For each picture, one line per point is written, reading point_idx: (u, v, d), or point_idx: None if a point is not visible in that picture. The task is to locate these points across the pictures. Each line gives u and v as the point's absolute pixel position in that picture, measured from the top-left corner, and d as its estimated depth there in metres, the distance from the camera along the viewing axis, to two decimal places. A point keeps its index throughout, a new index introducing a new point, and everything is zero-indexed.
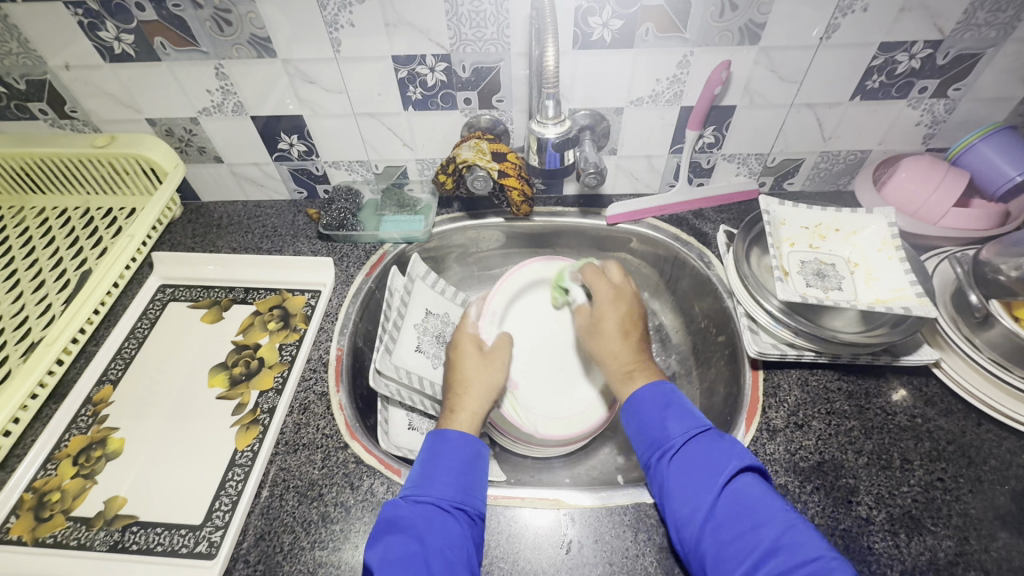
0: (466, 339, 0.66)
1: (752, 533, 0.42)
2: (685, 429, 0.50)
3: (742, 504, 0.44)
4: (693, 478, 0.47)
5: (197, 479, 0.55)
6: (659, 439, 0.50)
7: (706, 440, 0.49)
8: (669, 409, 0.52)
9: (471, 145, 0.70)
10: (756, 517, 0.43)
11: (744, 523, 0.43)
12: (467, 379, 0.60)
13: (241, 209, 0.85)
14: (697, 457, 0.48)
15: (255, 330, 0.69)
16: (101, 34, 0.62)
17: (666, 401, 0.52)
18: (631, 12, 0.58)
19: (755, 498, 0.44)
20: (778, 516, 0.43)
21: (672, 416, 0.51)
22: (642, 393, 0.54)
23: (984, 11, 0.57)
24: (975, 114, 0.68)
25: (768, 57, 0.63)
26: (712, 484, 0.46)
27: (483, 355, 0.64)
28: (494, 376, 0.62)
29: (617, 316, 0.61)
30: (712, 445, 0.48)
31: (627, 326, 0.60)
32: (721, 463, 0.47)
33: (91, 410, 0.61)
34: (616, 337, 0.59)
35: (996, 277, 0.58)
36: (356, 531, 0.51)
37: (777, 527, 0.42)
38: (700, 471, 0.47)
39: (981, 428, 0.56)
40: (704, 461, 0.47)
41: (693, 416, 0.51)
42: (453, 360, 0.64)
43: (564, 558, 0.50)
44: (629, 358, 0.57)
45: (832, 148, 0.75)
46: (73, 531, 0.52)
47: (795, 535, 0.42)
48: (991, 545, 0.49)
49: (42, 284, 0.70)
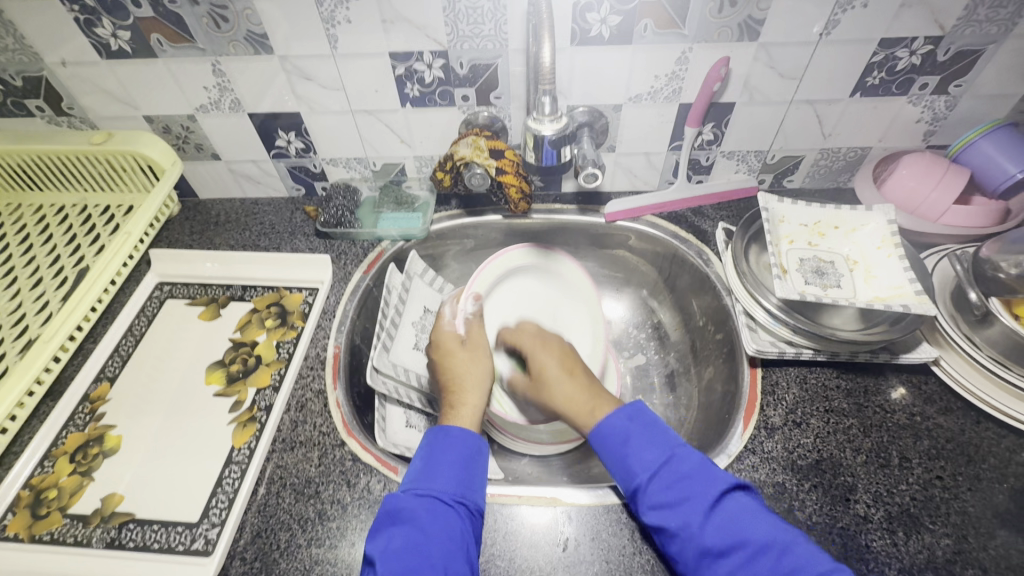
0: (444, 338, 0.65)
1: (749, 565, 0.42)
2: (649, 462, 0.49)
3: (729, 532, 0.44)
4: (673, 514, 0.46)
5: (194, 475, 0.55)
6: (629, 476, 0.50)
7: (673, 470, 0.48)
8: (630, 441, 0.51)
9: (469, 142, 0.69)
10: (748, 546, 0.43)
11: (738, 555, 0.43)
12: (459, 376, 0.61)
13: (239, 206, 0.85)
14: (670, 492, 0.47)
15: (253, 327, 0.69)
16: (96, 30, 0.62)
17: (623, 436, 0.52)
18: (629, 9, 0.58)
19: (742, 522, 0.44)
20: (768, 537, 0.43)
21: (634, 450, 0.50)
22: (605, 426, 0.53)
23: (985, 7, 0.57)
24: (977, 111, 0.68)
25: (768, 54, 0.63)
26: (695, 517, 0.45)
27: (466, 347, 0.65)
28: (481, 367, 0.62)
29: (557, 359, 0.62)
30: (685, 475, 0.47)
31: (571, 365, 0.62)
32: (695, 494, 0.46)
33: (89, 406, 0.61)
34: (562, 378, 0.60)
35: (996, 275, 0.57)
36: (353, 529, 0.51)
37: (771, 551, 0.42)
38: (679, 505, 0.46)
39: (980, 426, 0.56)
40: (680, 496, 0.46)
41: (654, 442, 0.51)
42: (440, 359, 0.63)
43: (561, 556, 0.50)
44: (584, 398, 0.57)
45: (833, 145, 0.74)
46: (70, 527, 0.52)
47: (790, 555, 0.41)
48: (990, 543, 0.48)
49: (40, 281, 0.70)
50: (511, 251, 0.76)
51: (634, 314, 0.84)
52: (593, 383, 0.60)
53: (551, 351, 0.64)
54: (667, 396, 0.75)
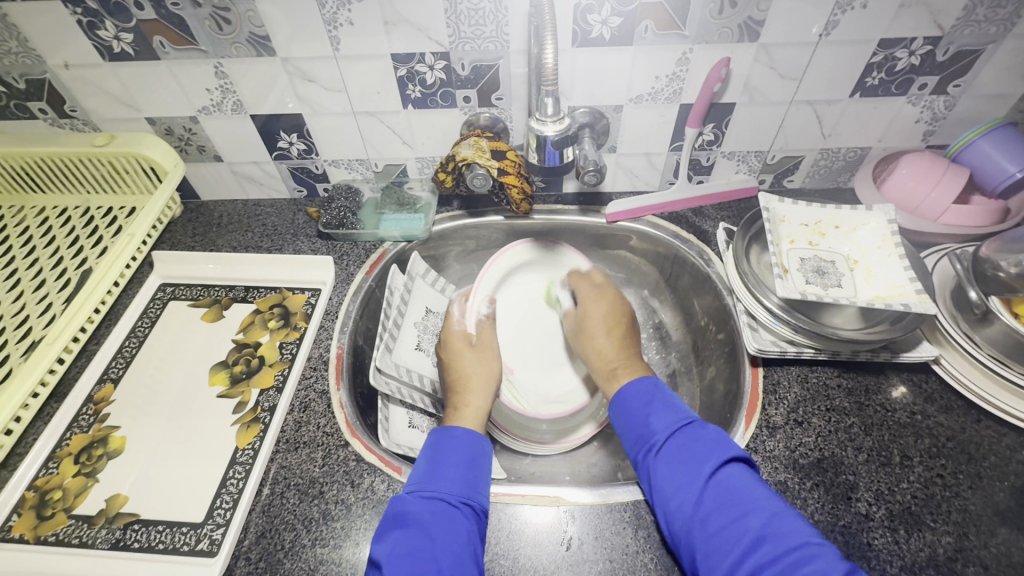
0: (456, 334, 0.68)
1: (738, 523, 0.42)
2: (668, 423, 0.51)
3: (725, 495, 0.44)
4: (677, 473, 0.47)
5: (199, 476, 0.55)
6: (645, 435, 0.51)
7: (689, 432, 0.49)
8: (653, 403, 0.53)
9: (471, 143, 0.69)
10: (742, 507, 0.43)
11: (728, 512, 0.43)
12: (467, 375, 0.62)
13: (241, 208, 0.85)
14: (681, 451, 0.48)
15: (256, 328, 0.69)
16: (99, 32, 0.62)
17: (648, 397, 0.54)
18: (630, 10, 0.58)
19: (742, 487, 0.44)
20: (764, 504, 0.43)
21: (655, 411, 0.52)
22: (626, 392, 0.56)
23: (983, 7, 0.57)
24: (976, 111, 0.68)
25: (768, 54, 0.63)
26: (697, 477, 0.46)
27: (475, 347, 0.66)
28: (490, 364, 0.64)
29: (603, 317, 0.67)
30: (696, 438, 0.48)
31: (613, 322, 0.66)
32: (703, 455, 0.47)
33: (92, 408, 0.62)
34: (601, 336, 0.65)
35: (997, 274, 0.57)
36: (357, 529, 0.51)
37: (764, 515, 0.42)
38: (685, 464, 0.47)
39: (980, 425, 0.56)
40: (688, 454, 0.48)
41: (675, 408, 0.52)
42: (449, 359, 0.64)
43: (564, 555, 0.50)
44: (614, 355, 0.62)
45: (833, 145, 0.74)
46: (75, 529, 0.52)
47: (780, 522, 0.41)
48: (991, 541, 0.49)
49: (43, 283, 0.70)
50: (513, 249, 0.77)
51: (636, 315, 0.84)
52: (630, 345, 0.63)
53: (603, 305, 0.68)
54: None
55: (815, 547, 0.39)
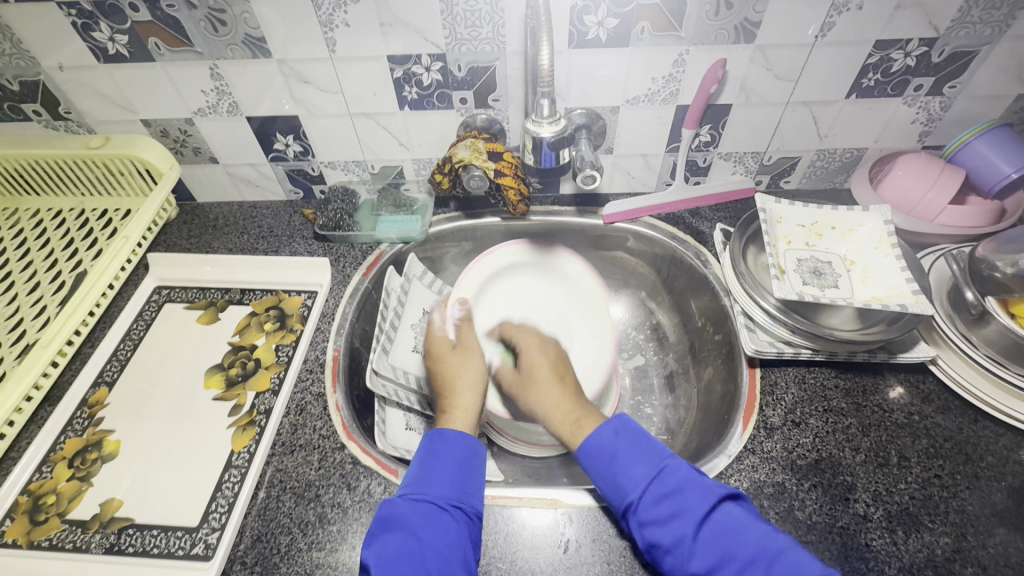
0: (438, 339, 0.66)
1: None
2: (637, 478, 0.49)
3: (719, 547, 0.43)
4: (663, 530, 0.45)
5: (194, 480, 0.55)
6: (619, 494, 0.49)
7: (661, 484, 0.48)
8: (617, 458, 0.50)
9: (468, 144, 0.69)
10: (739, 561, 0.42)
11: (730, 570, 0.42)
12: (455, 377, 0.61)
13: (237, 209, 0.85)
14: (659, 508, 0.47)
15: (252, 331, 0.69)
16: (94, 34, 0.62)
17: (610, 454, 0.51)
18: (626, 11, 0.58)
19: (734, 535, 0.43)
20: (760, 549, 0.42)
21: (621, 468, 0.50)
22: (592, 441, 0.52)
23: (979, 8, 0.57)
24: (972, 111, 0.68)
25: (764, 55, 0.63)
26: (685, 534, 0.45)
27: (458, 348, 0.65)
28: (477, 366, 0.63)
29: (546, 364, 0.62)
30: (674, 490, 0.47)
31: (560, 373, 0.61)
32: (684, 510, 0.46)
33: (87, 412, 0.61)
34: (550, 383, 0.60)
35: (993, 274, 0.57)
36: (353, 532, 0.51)
37: (762, 564, 0.41)
38: (669, 524, 0.45)
39: (977, 425, 0.56)
40: (669, 510, 0.46)
41: (643, 457, 0.50)
42: (433, 361, 0.64)
43: (562, 558, 0.50)
44: (571, 406, 0.57)
45: (829, 146, 0.74)
46: (69, 533, 0.52)
47: (781, 566, 0.41)
48: (988, 541, 0.49)
49: (38, 286, 0.69)
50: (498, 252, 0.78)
51: (633, 316, 0.84)
52: (580, 393, 0.59)
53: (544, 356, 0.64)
54: (666, 396, 0.76)
55: None
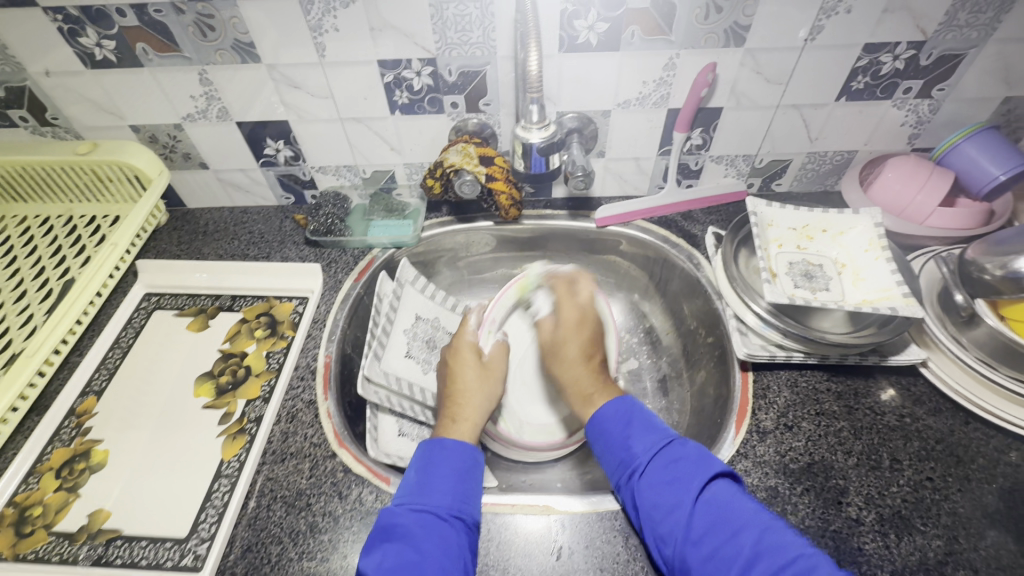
0: (466, 347, 0.65)
1: (731, 542, 0.42)
2: (650, 444, 0.50)
3: (715, 512, 0.44)
4: (666, 494, 0.46)
5: (184, 490, 0.55)
6: (627, 459, 0.50)
7: (670, 452, 0.49)
8: (632, 424, 0.52)
9: (458, 149, 0.69)
10: (732, 525, 0.43)
11: (721, 533, 0.43)
12: (465, 390, 0.60)
13: (227, 215, 0.84)
14: (666, 471, 0.48)
15: (242, 338, 0.68)
16: (81, 40, 0.61)
17: (626, 419, 0.53)
18: (616, 15, 0.58)
19: (729, 504, 0.44)
20: (754, 516, 0.43)
21: (635, 433, 0.51)
22: (602, 415, 0.54)
23: (965, 12, 0.58)
24: (960, 113, 0.69)
25: (754, 59, 0.63)
26: (686, 497, 0.45)
27: (481, 365, 0.63)
28: (490, 388, 0.61)
29: (579, 340, 0.62)
30: (680, 458, 0.48)
31: (590, 350, 0.61)
32: (688, 475, 0.47)
33: (74, 421, 0.60)
34: (578, 361, 0.60)
35: (982, 276, 0.57)
36: (345, 541, 0.51)
37: (754, 529, 0.42)
38: (673, 486, 0.46)
39: (969, 427, 0.57)
40: (673, 475, 0.47)
41: (655, 428, 0.51)
42: (451, 365, 0.63)
43: (554, 565, 0.49)
44: (590, 382, 0.58)
45: (819, 149, 0.75)
46: (56, 546, 0.51)
47: (772, 534, 0.42)
48: (980, 544, 0.49)
49: (25, 294, 0.69)
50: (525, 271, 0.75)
51: (626, 319, 0.84)
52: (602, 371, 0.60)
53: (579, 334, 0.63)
54: (660, 400, 0.75)
55: (812, 558, 0.40)
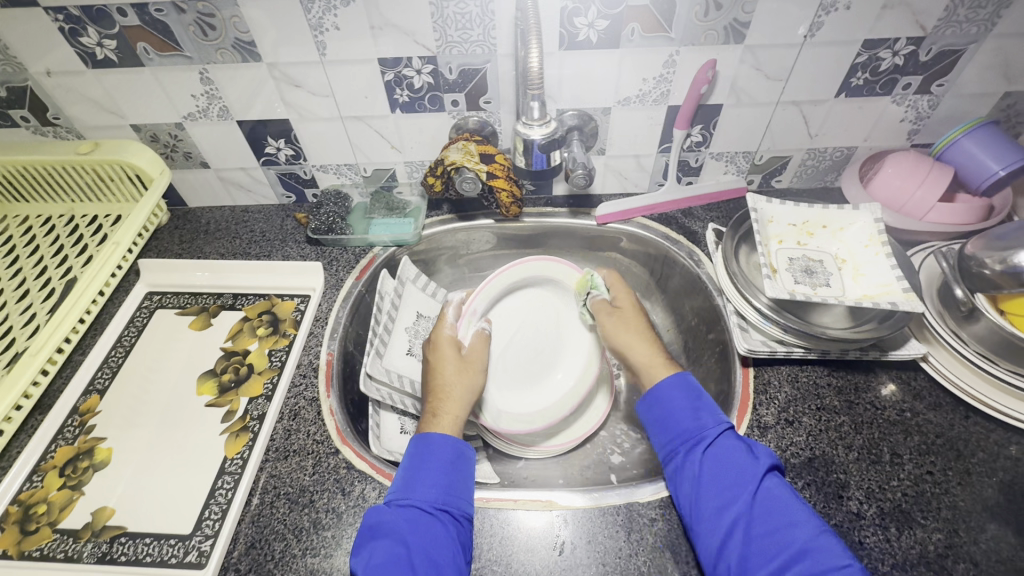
0: (446, 340, 0.64)
1: (786, 530, 0.44)
2: (716, 425, 0.52)
3: (772, 500, 0.46)
4: (727, 472, 0.48)
5: (188, 487, 0.55)
6: (689, 432, 0.52)
7: (733, 437, 0.51)
8: (700, 404, 0.54)
9: (459, 146, 0.69)
10: (788, 517, 0.45)
11: (776, 521, 0.45)
12: (447, 386, 0.60)
13: (228, 214, 0.84)
14: (728, 452, 0.50)
15: (244, 336, 0.68)
16: (82, 39, 0.61)
17: (694, 398, 0.55)
18: (616, 13, 0.58)
19: (785, 498, 0.46)
20: (809, 516, 0.45)
21: (702, 412, 0.53)
22: (665, 385, 0.57)
23: (964, 8, 0.58)
24: (960, 109, 0.69)
25: (754, 55, 0.63)
26: (747, 479, 0.47)
27: (461, 359, 0.63)
28: (472, 382, 0.61)
29: (639, 321, 0.66)
30: (741, 443, 0.50)
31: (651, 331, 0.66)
32: (752, 458, 0.49)
33: (78, 420, 0.61)
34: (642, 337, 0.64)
35: (982, 271, 0.57)
36: (348, 537, 0.51)
37: (810, 526, 0.44)
38: (733, 467, 0.48)
39: (969, 421, 0.57)
40: (734, 456, 0.49)
41: (719, 413, 0.53)
42: (432, 361, 0.62)
43: (557, 560, 0.50)
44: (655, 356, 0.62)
45: (819, 145, 0.75)
46: (60, 543, 0.51)
47: (826, 533, 0.44)
48: (981, 536, 0.49)
49: (27, 294, 0.69)
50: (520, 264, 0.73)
51: None
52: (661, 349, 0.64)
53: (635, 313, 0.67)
54: None
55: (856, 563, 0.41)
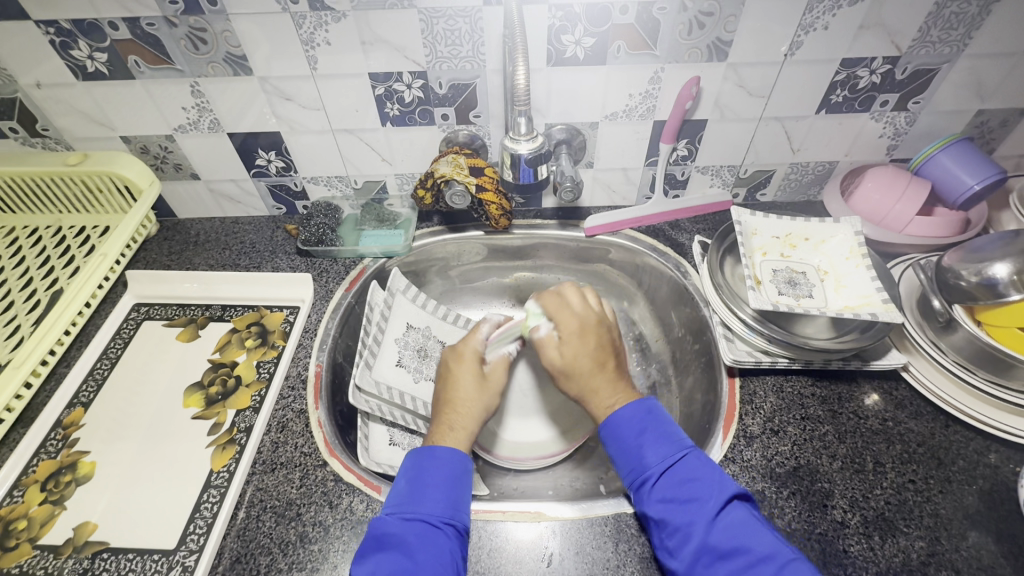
0: (471, 353, 0.62)
1: (747, 570, 0.43)
2: (662, 457, 0.51)
3: (733, 537, 0.45)
4: (679, 511, 0.47)
5: (174, 500, 0.54)
6: (639, 468, 0.51)
7: (683, 469, 0.50)
8: (645, 435, 0.52)
9: (449, 160, 0.70)
10: (751, 553, 0.44)
11: (738, 559, 0.44)
12: (462, 404, 0.58)
13: (219, 225, 0.84)
14: (678, 488, 0.48)
15: (232, 348, 0.68)
16: (73, 52, 0.61)
17: (640, 427, 0.53)
18: (602, 31, 0.60)
19: (749, 530, 0.45)
20: (771, 552, 0.44)
21: (649, 442, 0.52)
22: (623, 415, 0.54)
23: (937, 29, 0.60)
24: (935, 126, 0.71)
25: (736, 73, 0.65)
26: (702, 518, 0.46)
27: (482, 377, 0.61)
28: (485, 403, 0.59)
29: (587, 355, 0.57)
30: (694, 474, 0.49)
31: (604, 358, 0.57)
32: (704, 495, 0.47)
33: (60, 433, 0.60)
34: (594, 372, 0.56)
35: (958, 282, 0.59)
36: (335, 551, 0.50)
37: (773, 562, 0.43)
38: (686, 506, 0.47)
39: (949, 429, 0.58)
40: (687, 491, 0.48)
41: (669, 439, 0.52)
42: (454, 373, 0.60)
43: (545, 572, 0.49)
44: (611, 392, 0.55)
45: (801, 160, 0.77)
46: (40, 559, 0.50)
47: (789, 571, 0.42)
48: (962, 544, 0.50)
49: (12, 305, 0.68)
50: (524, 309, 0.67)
51: None
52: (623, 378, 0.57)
53: (584, 346, 0.57)
54: None
55: None
